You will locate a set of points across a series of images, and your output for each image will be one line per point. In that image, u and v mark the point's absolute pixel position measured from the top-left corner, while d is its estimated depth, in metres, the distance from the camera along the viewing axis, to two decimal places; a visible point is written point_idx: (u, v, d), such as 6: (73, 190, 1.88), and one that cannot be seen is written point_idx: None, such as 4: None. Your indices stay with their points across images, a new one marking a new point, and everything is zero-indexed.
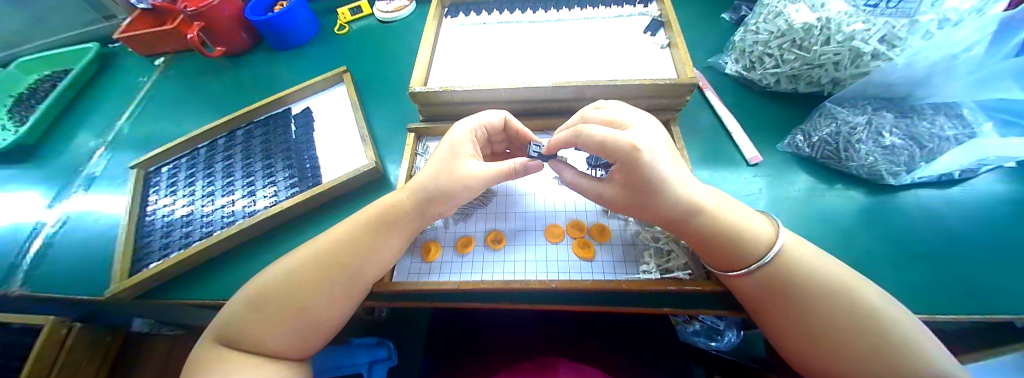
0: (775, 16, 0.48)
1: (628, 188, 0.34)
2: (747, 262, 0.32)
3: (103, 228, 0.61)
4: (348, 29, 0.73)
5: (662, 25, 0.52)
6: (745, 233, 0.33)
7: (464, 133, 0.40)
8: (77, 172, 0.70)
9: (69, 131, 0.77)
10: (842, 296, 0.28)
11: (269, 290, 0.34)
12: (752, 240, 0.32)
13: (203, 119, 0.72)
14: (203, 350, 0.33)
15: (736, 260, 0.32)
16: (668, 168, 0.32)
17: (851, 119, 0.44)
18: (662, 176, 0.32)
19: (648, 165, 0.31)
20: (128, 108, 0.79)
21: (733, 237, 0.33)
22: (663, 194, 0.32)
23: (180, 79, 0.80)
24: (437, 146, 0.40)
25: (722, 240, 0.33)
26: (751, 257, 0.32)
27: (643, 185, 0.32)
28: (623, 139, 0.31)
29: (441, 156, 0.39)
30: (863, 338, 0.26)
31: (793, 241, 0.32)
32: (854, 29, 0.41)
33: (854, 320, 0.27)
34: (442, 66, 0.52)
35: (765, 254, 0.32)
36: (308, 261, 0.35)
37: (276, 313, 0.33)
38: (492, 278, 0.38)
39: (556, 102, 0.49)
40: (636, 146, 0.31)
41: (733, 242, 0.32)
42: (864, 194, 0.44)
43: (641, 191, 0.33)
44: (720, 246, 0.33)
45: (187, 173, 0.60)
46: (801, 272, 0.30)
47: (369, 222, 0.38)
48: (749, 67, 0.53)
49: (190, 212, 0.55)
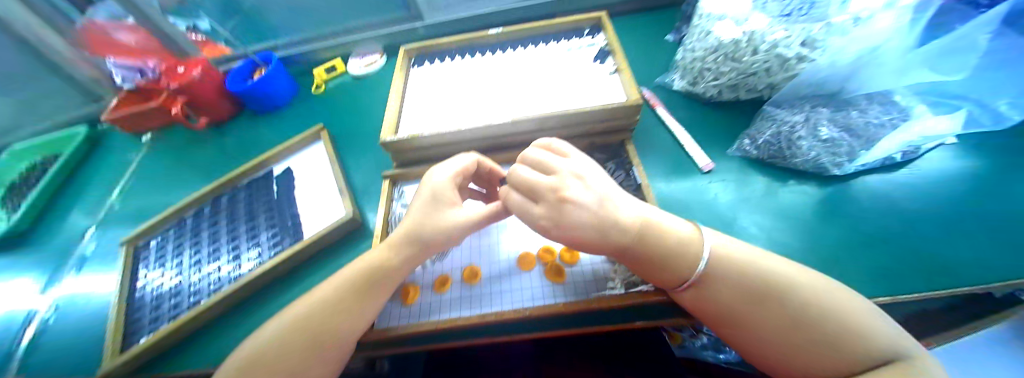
0: (706, 35, 0.53)
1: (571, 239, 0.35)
2: (685, 276, 0.33)
3: (94, 307, 0.62)
4: (323, 87, 0.78)
5: (609, 53, 0.57)
6: (677, 245, 0.34)
7: (445, 181, 0.42)
8: (69, 254, 0.72)
9: (62, 214, 0.79)
10: (776, 296, 0.29)
11: (253, 353, 0.35)
12: (685, 252, 0.34)
13: (191, 188, 0.74)
14: None
15: (677, 277, 0.34)
16: (596, 210, 0.35)
17: (789, 119, 0.48)
18: (590, 221, 0.34)
19: (576, 216, 0.34)
20: (118, 186, 0.81)
21: (667, 253, 0.34)
22: (593, 236, 0.35)
23: (167, 150, 0.83)
24: (419, 192, 0.42)
25: (659, 259, 0.34)
26: (686, 272, 0.33)
27: (581, 234, 0.34)
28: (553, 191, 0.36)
29: (423, 204, 0.41)
30: (802, 335, 0.28)
31: (723, 245, 0.34)
32: (776, 38, 0.45)
33: (793, 321, 0.28)
34: (410, 114, 0.56)
35: (698, 264, 0.33)
36: (291, 318, 0.37)
37: (276, 375, 0.33)
38: (469, 313, 0.39)
39: (517, 136, 0.52)
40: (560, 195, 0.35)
41: (668, 258, 0.34)
42: (817, 187, 0.46)
43: (582, 241, 0.35)
44: (657, 264, 0.34)
45: (175, 244, 0.62)
46: (735, 277, 0.31)
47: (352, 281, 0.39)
48: (692, 83, 0.56)
49: (178, 283, 0.56)
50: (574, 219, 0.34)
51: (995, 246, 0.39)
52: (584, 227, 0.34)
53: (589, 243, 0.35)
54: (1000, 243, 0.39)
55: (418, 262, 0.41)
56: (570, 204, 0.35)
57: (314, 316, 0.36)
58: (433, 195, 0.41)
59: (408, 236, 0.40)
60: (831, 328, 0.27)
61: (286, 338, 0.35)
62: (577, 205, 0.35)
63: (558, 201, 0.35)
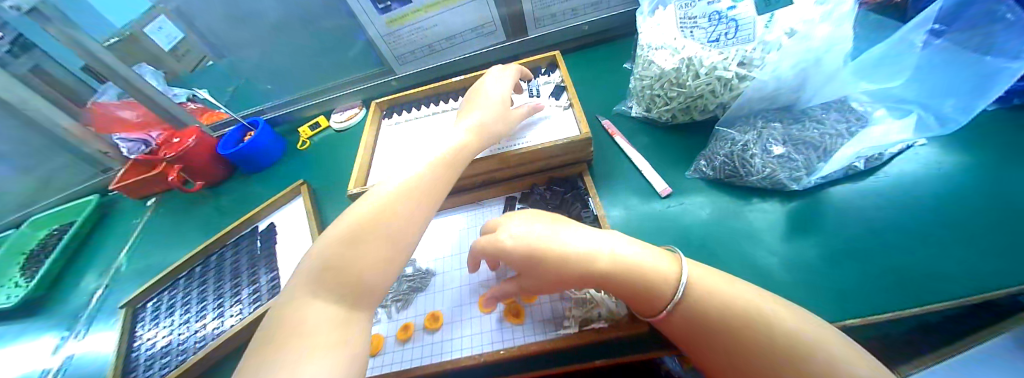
0: (649, 63, 0.54)
1: (524, 269, 0.37)
2: (662, 304, 0.32)
3: (92, 370, 0.63)
4: (309, 143, 0.83)
5: (563, 88, 0.59)
6: (651, 272, 0.33)
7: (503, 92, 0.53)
8: (77, 317, 0.75)
9: (74, 279, 0.84)
10: (757, 323, 0.28)
11: (310, 274, 0.34)
12: (660, 281, 0.33)
13: (189, 246, 0.78)
14: (285, 306, 0.32)
15: (655, 305, 0.33)
16: (562, 247, 0.35)
17: (740, 138, 0.48)
18: (558, 258, 0.35)
19: (515, 247, 0.37)
20: (125, 248, 0.86)
21: (642, 281, 0.33)
22: (563, 272, 0.35)
23: (170, 212, 0.89)
24: (488, 101, 0.51)
25: (633, 288, 0.33)
26: (661, 300, 0.32)
27: (528, 262, 0.36)
28: (519, 237, 0.37)
29: (497, 107, 0.51)
30: (781, 369, 0.26)
31: (698, 273, 0.32)
32: (713, 62, 0.47)
33: (775, 351, 0.26)
34: (380, 163, 0.59)
35: (673, 290, 0.32)
36: (339, 235, 0.36)
37: (339, 290, 0.33)
38: (428, 362, 0.39)
39: (478, 177, 0.54)
40: (520, 240, 0.37)
41: (643, 287, 0.33)
42: (781, 204, 0.45)
43: (532, 270, 0.36)
44: (632, 294, 0.34)
45: (169, 304, 0.64)
46: (715, 304, 0.30)
47: (387, 200, 0.38)
48: (647, 108, 0.57)
49: (169, 342, 0.58)
50: (510, 251, 0.37)
51: (981, 254, 0.37)
52: (521, 253, 0.36)
53: (541, 271, 0.36)
54: (979, 250, 0.37)
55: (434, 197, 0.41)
56: (505, 240, 0.38)
57: (360, 234, 0.35)
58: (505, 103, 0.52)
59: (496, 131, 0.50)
60: (817, 362, 0.25)
61: (336, 254, 0.34)
62: (514, 238, 0.37)
63: (496, 241, 0.38)
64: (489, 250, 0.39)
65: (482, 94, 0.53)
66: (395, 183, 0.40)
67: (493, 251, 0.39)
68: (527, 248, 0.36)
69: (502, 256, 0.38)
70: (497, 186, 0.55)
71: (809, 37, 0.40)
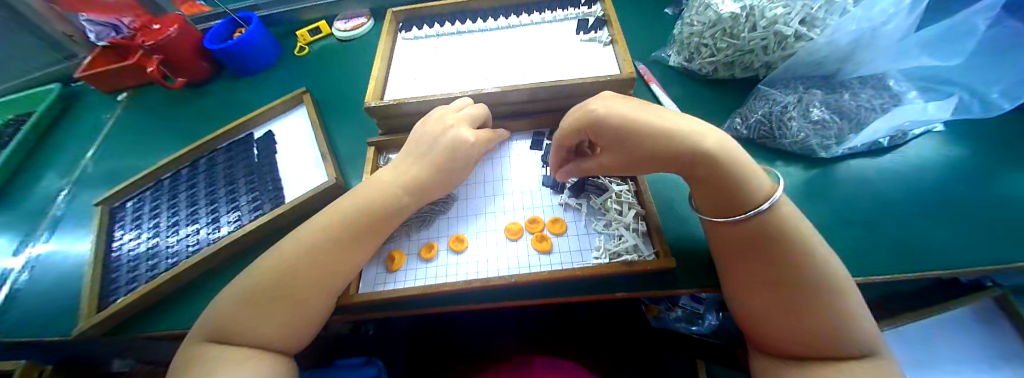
0: (705, 8, 0.50)
1: (613, 146, 0.36)
2: (743, 210, 0.32)
3: (71, 269, 0.60)
4: (308, 50, 0.75)
5: (605, 23, 0.55)
6: (749, 180, 0.32)
7: (448, 111, 0.45)
8: (44, 215, 0.69)
9: (35, 174, 0.76)
10: (817, 259, 0.30)
11: (225, 305, 0.35)
12: (753, 192, 0.32)
13: (167, 148, 0.70)
14: (191, 347, 0.33)
15: (736, 208, 0.32)
16: (671, 131, 0.33)
17: (781, 99, 0.47)
18: (659, 145, 0.33)
19: (611, 122, 0.35)
20: (93, 146, 0.78)
21: (734, 183, 0.32)
22: (663, 157, 0.33)
23: (143, 111, 0.80)
24: (426, 124, 0.45)
25: (724, 187, 0.32)
26: (748, 205, 0.32)
27: (620, 140, 0.35)
28: (617, 118, 0.34)
29: (431, 131, 0.44)
30: (812, 298, 0.29)
31: (785, 201, 0.32)
32: (776, 14, 0.44)
33: (819, 283, 0.29)
34: (397, 81, 0.54)
35: (761, 204, 0.31)
36: (259, 271, 0.36)
37: (252, 328, 0.33)
38: (453, 280, 0.39)
39: (508, 105, 0.51)
40: (620, 119, 0.34)
41: (734, 189, 0.32)
42: (804, 170, 0.46)
43: (621, 147, 0.35)
44: (715, 192, 0.33)
45: (152, 207, 0.59)
46: (791, 230, 0.31)
47: (321, 237, 0.38)
48: (689, 58, 0.55)
49: (156, 244, 0.54)
50: (608, 124, 0.35)
51: (970, 235, 0.40)
52: (615, 129, 0.35)
53: (630, 147, 0.35)
54: (971, 231, 0.40)
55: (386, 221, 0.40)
56: (602, 113, 0.35)
57: (283, 272, 0.35)
58: (443, 126, 0.44)
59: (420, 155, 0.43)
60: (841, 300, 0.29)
61: (242, 298, 0.35)
62: (613, 113, 0.35)
63: (592, 115, 0.36)
64: (577, 125, 0.37)
65: (428, 117, 0.47)
66: (432, 122, 0.45)
67: (583, 125, 0.37)
68: (627, 128, 0.34)
69: (593, 129, 0.36)
70: (525, 120, 0.53)
71: (873, 5, 0.39)
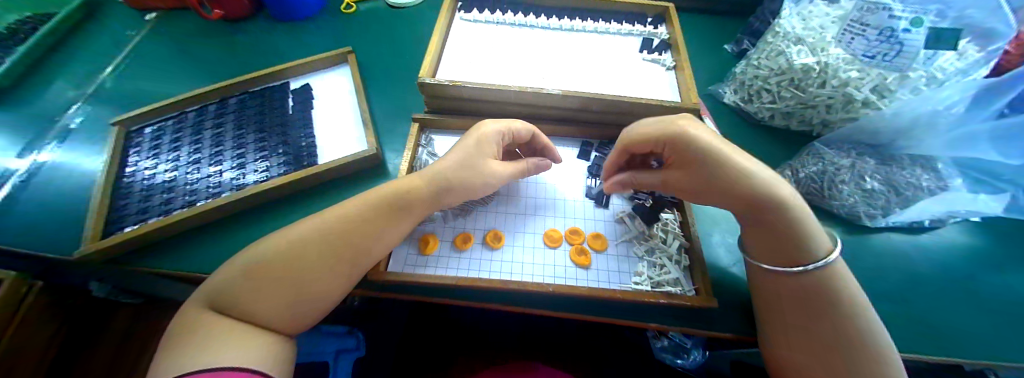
0: (777, 54, 0.50)
1: (691, 170, 0.37)
2: (800, 263, 0.33)
3: (75, 186, 0.57)
4: (356, 9, 0.73)
5: (670, 47, 0.54)
6: (809, 236, 0.33)
7: (492, 131, 0.44)
8: (52, 123, 0.66)
9: (48, 78, 0.72)
10: (864, 323, 0.30)
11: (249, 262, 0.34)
12: (810, 245, 0.33)
13: (195, 79, 0.67)
14: (190, 312, 0.33)
15: (791, 260, 0.33)
16: (743, 163, 0.34)
17: (837, 161, 0.46)
18: (732, 170, 0.34)
19: (706, 148, 0.35)
20: (116, 62, 0.74)
21: (795, 235, 0.33)
22: (736, 185, 0.34)
23: (173, 37, 0.76)
24: (466, 138, 0.44)
25: (785, 236, 0.33)
26: (806, 259, 0.33)
27: (706, 166, 0.35)
28: (693, 136, 0.36)
29: (468, 147, 0.43)
30: (851, 361, 0.29)
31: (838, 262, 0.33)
32: (849, 76, 0.43)
33: (862, 347, 0.30)
34: (451, 62, 0.53)
35: (817, 261, 0.33)
36: (280, 238, 0.36)
37: (274, 295, 0.33)
38: (487, 276, 0.40)
39: (562, 110, 0.51)
40: (701, 140, 0.35)
41: (794, 241, 0.33)
42: (842, 233, 0.46)
43: (701, 174, 0.36)
44: (773, 242, 0.34)
45: (172, 138, 0.56)
46: (840, 291, 0.32)
47: (365, 213, 0.38)
48: (746, 99, 0.57)
49: (173, 178, 0.51)
50: (682, 142, 0.36)
51: (994, 328, 0.39)
52: (694, 147, 0.36)
53: (706, 170, 0.35)
54: (996, 324, 0.40)
55: (434, 203, 0.41)
56: (701, 137, 0.35)
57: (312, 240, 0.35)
58: (481, 148, 0.42)
59: (447, 171, 0.41)
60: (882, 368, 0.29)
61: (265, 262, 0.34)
62: (711, 140, 0.35)
63: (692, 133, 0.36)
64: (671, 136, 0.37)
65: (472, 128, 0.45)
66: (468, 144, 0.43)
67: (674, 136, 0.37)
68: (705, 148, 0.35)
69: (682, 145, 0.36)
70: (575, 128, 0.52)
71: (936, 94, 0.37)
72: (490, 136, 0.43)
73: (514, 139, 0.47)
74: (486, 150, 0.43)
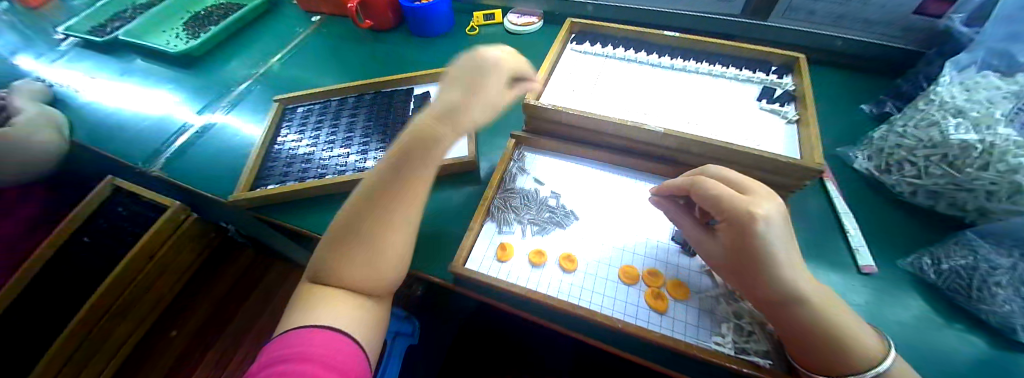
0: (928, 124, 0.45)
1: (732, 251, 0.34)
2: (842, 371, 0.30)
3: (238, 143, 0.72)
4: (478, 32, 0.82)
5: (794, 99, 0.51)
6: (851, 340, 0.30)
7: (464, 62, 0.44)
8: (225, 94, 0.83)
9: (228, 56, 0.93)
10: None
11: None
12: (855, 350, 0.30)
13: (337, 73, 0.81)
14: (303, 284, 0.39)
15: (833, 365, 0.30)
16: (785, 251, 0.32)
17: (993, 258, 0.39)
18: (773, 254, 0.31)
19: (761, 236, 0.31)
20: (281, 53, 0.91)
21: (836, 340, 0.30)
22: (774, 271, 0.31)
23: (329, 36, 0.93)
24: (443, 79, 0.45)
25: (821, 338, 0.31)
26: (848, 367, 0.30)
27: (748, 252, 0.32)
28: (744, 205, 0.33)
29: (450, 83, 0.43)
30: None
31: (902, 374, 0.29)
32: (1022, 163, 0.37)
33: None
34: (557, 87, 0.56)
35: (866, 371, 0.29)
36: None
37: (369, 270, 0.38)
38: (558, 295, 0.42)
39: (661, 149, 0.51)
40: (754, 214, 0.32)
41: (832, 346, 0.30)
42: (987, 345, 0.38)
43: (743, 257, 0.33)
44: (809, 346, 0.31)
45: (317, 119, 0.68)
46: None
47: None
48: (882, 168, 0.51)
49: (311, 153, 0.62)
50: (730, 208, 0.34)
51: None
52: (738, 218, 0.33)
53: (747, 247, 0.32)
54: None
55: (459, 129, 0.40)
56: (763, 224, 0.31)
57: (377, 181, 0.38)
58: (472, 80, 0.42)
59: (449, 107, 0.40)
60: None
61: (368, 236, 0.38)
62: (767, 229, 0.31)
63: (750, 215, 0.32)
64: (726, 209, 0.34)
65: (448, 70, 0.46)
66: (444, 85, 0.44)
67: (723, 211, 0.34)
68: (750, 222, 0.32)
69: (731, 222, 0.34)
70: (669, 166, 0.52)
71: None
72: (504, 69, 0.43)
73: None
74: (494, 83, 0.42)
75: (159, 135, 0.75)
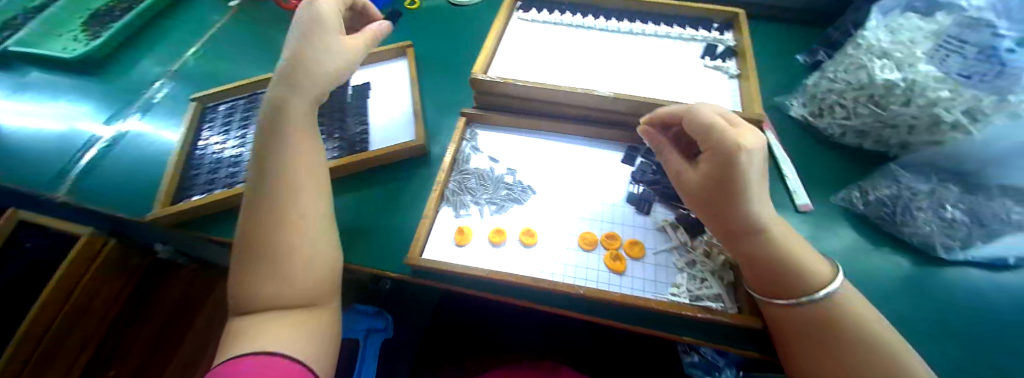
0: (857, 68, 0.47)
1: (710, 182, 0.34)
2: (796, 294, 0.32)
3: (155, 152, 0.63)
4: (419, 5, 0.76)
5: (735, 54, 0.52)
6: (802, 266, 0.33)
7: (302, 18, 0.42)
8: (136, 98, 0.72)
9: (140, 55, 0.80)
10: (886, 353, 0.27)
11: None
12: (806, 275, 0.32)
13: (264, 64, 0.73)
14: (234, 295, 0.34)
15: (786, 290, 0.32)
16: (757, 184, 0.32)
17: (913, 185, 0.43)
18: (745, 187, 0.32)
19: (743, 167, 0.31)
20: (196, 44, 0.81)
21: (788, 267, 0.32)
22: (743, 201, 0.32)
23: (252, 22, 0.83)
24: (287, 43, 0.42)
25: (772, 265, 0.33)
26: (802, 288, 0.32)
27: (726, 182, 0.32)
28: (734, 136, 0.31)
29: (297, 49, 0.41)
30: None
31: (848, 291, 0.32)
32: (936, 97, 0.39)
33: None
34: (504, 58, 0.53)
35: (815, 291, 0.31)
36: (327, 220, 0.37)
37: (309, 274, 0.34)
38: (519, 272, 0.40)
39: (614, 113, 0.50)
40: (740, 146, 0.31)
41: (784, 272, 0.32)
42: (910, 263, 0.42)
43: (720, 188, 0.33)
44: (762, 271, 0.33)
45: (242, 116, 0.61)
46: (852, 319, 0.30)
47: None
48: (816, 113, 0.54)
49: (239, 154, 0.55)
50: (717, 138, 0.32)
51: None
52: (724, 148, 0.32)
53: (728, 178, 0.32)
54: None
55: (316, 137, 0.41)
56: (748, 156, 0.30)
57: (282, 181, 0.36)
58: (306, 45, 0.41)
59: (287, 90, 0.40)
60: None
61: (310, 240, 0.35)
62: (750, 161, 0.31)
63: (738, 147, 0.31)
64: (714, 140, 0.33)
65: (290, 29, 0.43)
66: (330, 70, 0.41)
67: (711, 140, 0.33)
68: (735, 153, 0.31)
69: (715, 152, 0.33)
70: (623, 130, 0.51)
71: None
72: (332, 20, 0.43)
73: None
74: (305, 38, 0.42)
75: (61, 150, 0.64)
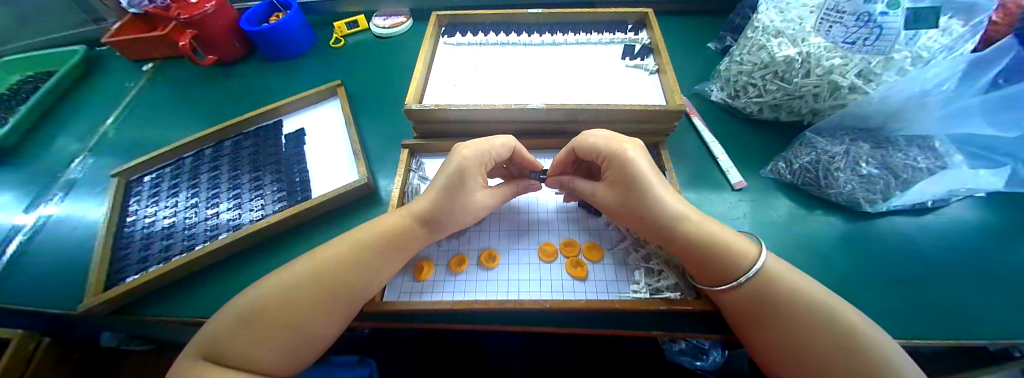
0: (759, 49, 0.51)
1: (617, 186, 0.38)
2: (731, 277, 0.33)
3: (77, 236, 0.58)
4: (343, 43, 0.76)
5: (651, 51, 0.55)
6: (728, 248, 0.34)
7: (472, 162, 0.41)
8: (54, 180, 0.67)
9: (50, 133, 0.74)
10: (819, 315, 0.29)
11: (238, 311, 0.34)
12: (734, 256, 0.33)
13: (192, 124, 0.69)
14: (184, 365, 0.32)
15: (722, 275, 0.33)
16: (651, 172, 0.37)
17: (829, 149, 0.46)
18: (643, 175, 0.37)
19: (631, 158, 0.37)
20: (115, 113, 0.76)
21: (716, 253, 0.34)
22: (648, 191, 0.36)
23: (173, 82, 0.79)
24: (437, 176, 0.42)
25: (701, 251, 0.34)
26: (736, 271, 0.33)
27: (627, 179, 0.37)
28: (612, 140, 0.39)
29: (441, 188, 0.41)
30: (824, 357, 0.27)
31: (775, 262, 0.33)
32: (832, 64, 0.43)
33: (831, 337, 0.28)
34: (437, 85, 0.53)
35: (747, 270, 0.32)
36: (270, 283, 0.35)
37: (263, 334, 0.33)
38: (484, 297, 0.39)
39: (549, 124, 0.51)
40: (621, 144, 0.38)
41: (715, 259, 0.34)
42: (843, 221, 0.45)
43: (628, 187, 0.37)
44: (697, 263, 0.35)
45: (171, 184, 0.57)
46: (785, 290, 0.31)
47: (372, 241, 0.39)
48: (733, 95, 0.57)
49: (173, 224, 0.52)
50: (601, 146, 0.39)
51: (1017, 308, 0.37)
52: (611, 150, 0.39)
53: (626, 177, 0.37)
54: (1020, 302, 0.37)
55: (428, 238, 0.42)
56: (630, 149, 0.38)
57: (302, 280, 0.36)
58: (457, 180, 0.41)
59: (428, 211, 0.41)
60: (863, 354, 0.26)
61: (268, 301, 0.34)
62: (635, 154, 0.38)
63: (618, 146, 0.38)
64: (601, 151, 0.39)
65: (459, 166, 0.41)
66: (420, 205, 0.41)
67: (601, 152, 0.40)
68: (620, 149, 0.38)
69: (610, 160, 0.39)
70: (562, 138, 0.52)
71: (919, 73, 0.36)
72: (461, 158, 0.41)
73: (495, 160, 0.44)
74: (452, 182, 0.41)
75: None
